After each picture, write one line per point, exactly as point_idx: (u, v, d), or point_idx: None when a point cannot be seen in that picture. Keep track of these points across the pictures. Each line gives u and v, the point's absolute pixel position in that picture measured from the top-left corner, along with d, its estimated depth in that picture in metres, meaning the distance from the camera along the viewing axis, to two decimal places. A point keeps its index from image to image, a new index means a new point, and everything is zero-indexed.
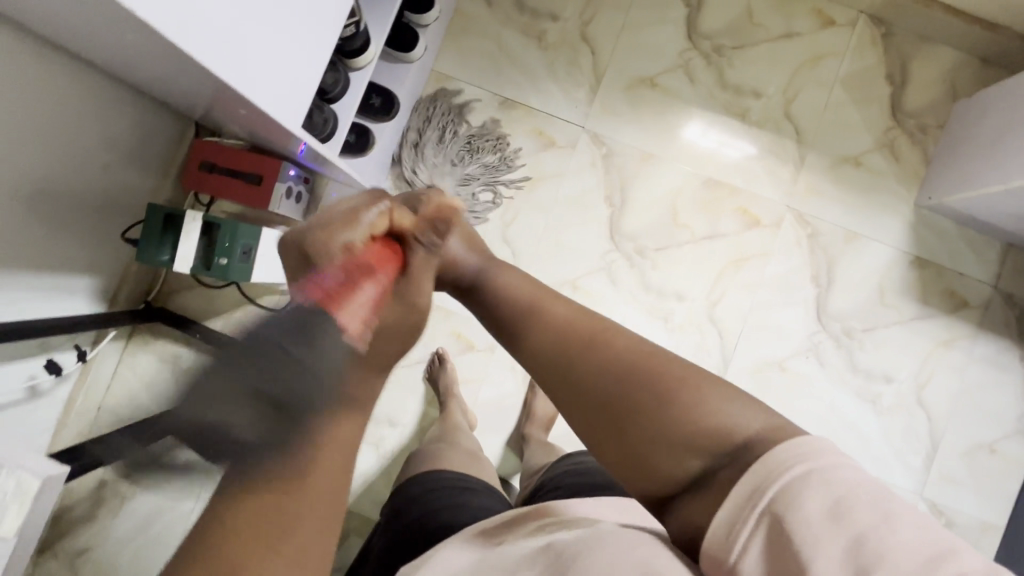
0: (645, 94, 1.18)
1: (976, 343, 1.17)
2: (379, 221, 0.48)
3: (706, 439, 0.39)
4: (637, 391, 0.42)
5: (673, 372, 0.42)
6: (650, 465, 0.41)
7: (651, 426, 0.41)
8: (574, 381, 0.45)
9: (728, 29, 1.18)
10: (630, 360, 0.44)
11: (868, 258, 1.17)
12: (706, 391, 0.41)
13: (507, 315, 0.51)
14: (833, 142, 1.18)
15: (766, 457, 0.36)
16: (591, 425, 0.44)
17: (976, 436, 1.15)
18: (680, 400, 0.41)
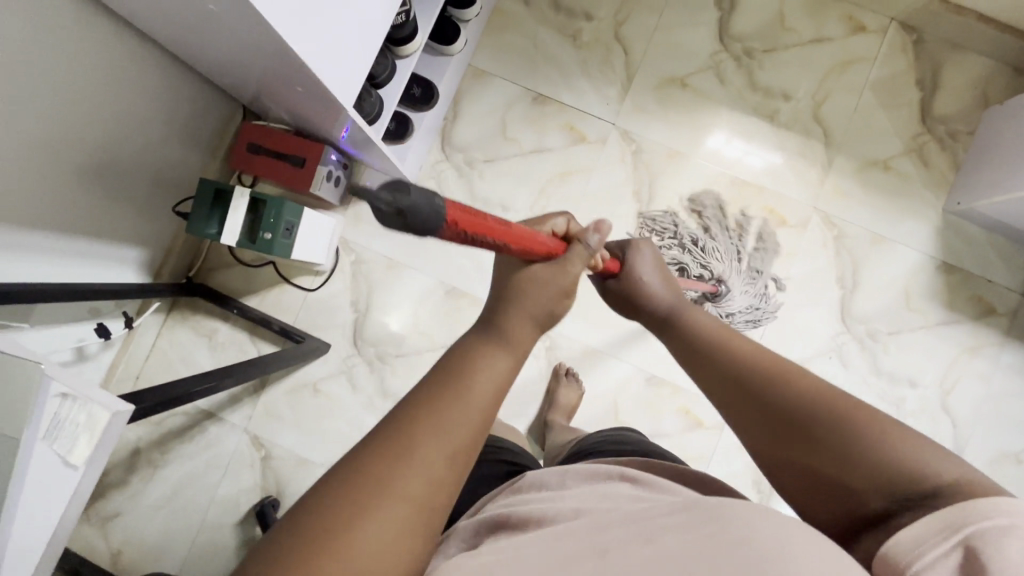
0: (675, 93, 1.21)
1: (1003, 351, 1.16)
2: (561, 225, 0.58)
3: (892, 473, 0.42)
4: (814, 416, 0.48)
5: (846, 405, 0.47)
6: (828, 491, 0.46)
7: (838, 457, 0.45)
8: (756, 402, 0.52)
9: (760, 32, 1.21)
10: (804, 390, 0.50)
11: (896, 261, 1.18)
12: (901, 440, 0.44)
13: (699, 347, 0.60)
14: (861, 146, 1.20)
15: (965, 504, 0.38)
16: (770, 444, 0.50)
17: (1001, 445, 1.14)
18: (868, 438, 0.44)
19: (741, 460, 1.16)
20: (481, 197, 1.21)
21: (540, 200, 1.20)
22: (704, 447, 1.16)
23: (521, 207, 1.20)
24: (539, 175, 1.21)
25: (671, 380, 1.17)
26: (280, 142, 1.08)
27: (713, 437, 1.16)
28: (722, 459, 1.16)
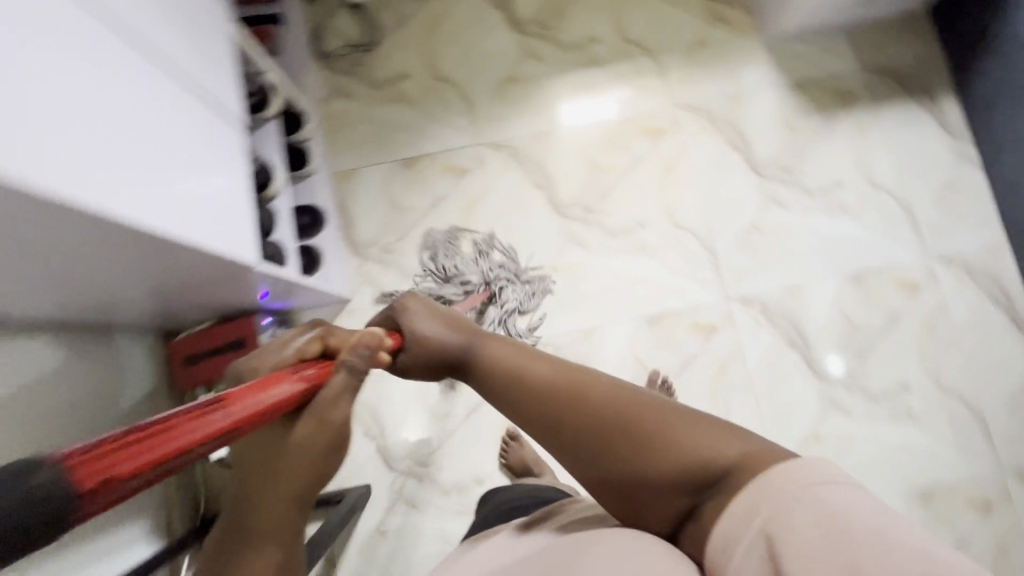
0: (512, 90, 1.31)
1: (883, 117, 1.30)
2: (312, 342, 0.66)
3: (697, 465, 0.46)
4: (614, 419, 0.50)
5: (650, 410, 0.50)
6: (640, 500, 0.49)
7: (636, 465, 0.48)
8: (568, 428, 0.52)
9: (542, 7, 1.34)
10: (629, 400, 0.51)
11: (762, 105, 1.31)
12: (693, 427, 0.48)
13: (489, 382, 0.58)
14: (675, 39, 1.33)
15: (761, 480, 0.43)
16: (583, 462, 0.51)
17: (933, 185, 1.27)
18: (657, 436, 0.48)
19: (765, 332, 1.21)
20: (415, 270, 1.23)
21: (465, 240, 1.25)
22: (730, 343, 1.21)
23: (454, 255, 1.24)
24: (450, 221, 1.26)
25: (667, 309, 1.22)
26: (212, 339, 1.06)
27: (733, 330, 1.21)
28: (750, 342, 1.21)
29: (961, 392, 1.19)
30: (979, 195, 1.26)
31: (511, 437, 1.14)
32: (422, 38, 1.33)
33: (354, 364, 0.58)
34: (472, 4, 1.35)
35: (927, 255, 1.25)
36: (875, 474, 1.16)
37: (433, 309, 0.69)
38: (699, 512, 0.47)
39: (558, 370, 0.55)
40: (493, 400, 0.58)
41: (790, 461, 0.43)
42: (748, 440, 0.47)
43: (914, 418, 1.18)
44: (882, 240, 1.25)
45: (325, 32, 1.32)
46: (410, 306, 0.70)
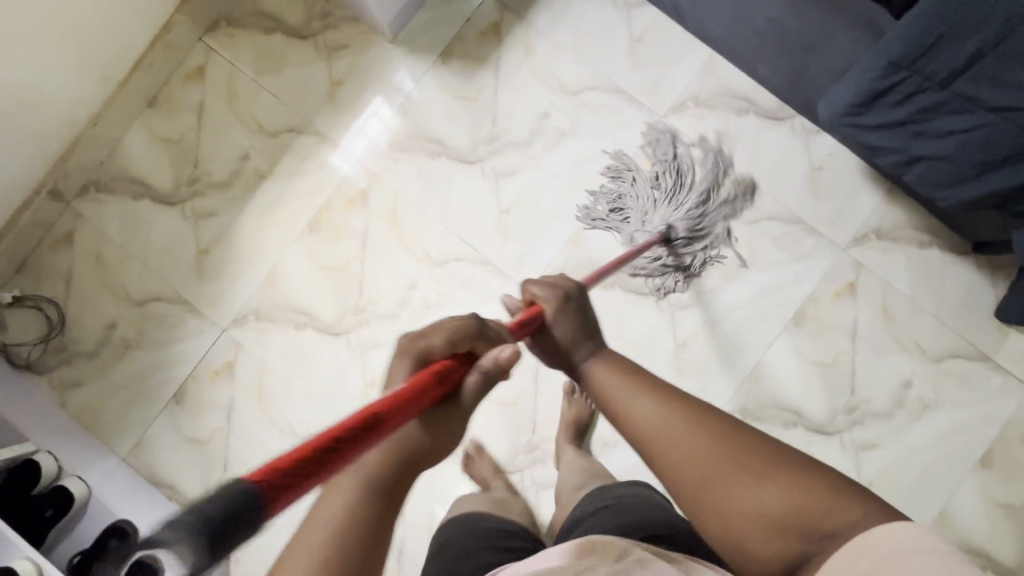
0: (212, 260, 1.20)
1: (535, 24, 1.21)
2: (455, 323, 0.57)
3: (805, 510, 0.47)
4: (728, 441, 0.52)
5: (771, 453, 0.51)
6: (744, 541, 0.48)
7: (745, 500, 0.49)
8: (676, 450, 0.53)
9: (178, 164, 1.21)
10: (753, 435, 0.52)
11: (430, 97, 1.20)
12: (815, 481, 0.48)
13: (614, 410, 0.59)
14: (312, 99, 1.21)
15: (873, 539, 0.43)
16: (689, 478, 0.52)
17: (621, 51, 1.19)
18: (775, 475, 0.49)
19: None
20: None
21: (279, 422, 1.17)
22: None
23: (280, 443, 1.16)
24: (254, 416, 1.17)
25: None
26: None
27: None
28: None
29: (767, 211, 1.16)
30: (662, 31, 1.19)
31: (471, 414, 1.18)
32: (99, 278, 1.21)
33: (491, 369, 0.55)
34: (116, 211, 1.21)
35: (659, 117, 1.19)
36: (750, 335, 1.15)
37: (579, 314, 0.70)
38: (803, 562, 0.46)
39: (677, 399, 0.57)
40: (605, 412, 0.61)
41: (895, 524, 0.44)
42: (861, 505, 0.46)
43: (746, 264, 1.16)
44: (613, 135, 1.19)
45: (8, 344, 1.19)
46: (566, 304, 0.71)
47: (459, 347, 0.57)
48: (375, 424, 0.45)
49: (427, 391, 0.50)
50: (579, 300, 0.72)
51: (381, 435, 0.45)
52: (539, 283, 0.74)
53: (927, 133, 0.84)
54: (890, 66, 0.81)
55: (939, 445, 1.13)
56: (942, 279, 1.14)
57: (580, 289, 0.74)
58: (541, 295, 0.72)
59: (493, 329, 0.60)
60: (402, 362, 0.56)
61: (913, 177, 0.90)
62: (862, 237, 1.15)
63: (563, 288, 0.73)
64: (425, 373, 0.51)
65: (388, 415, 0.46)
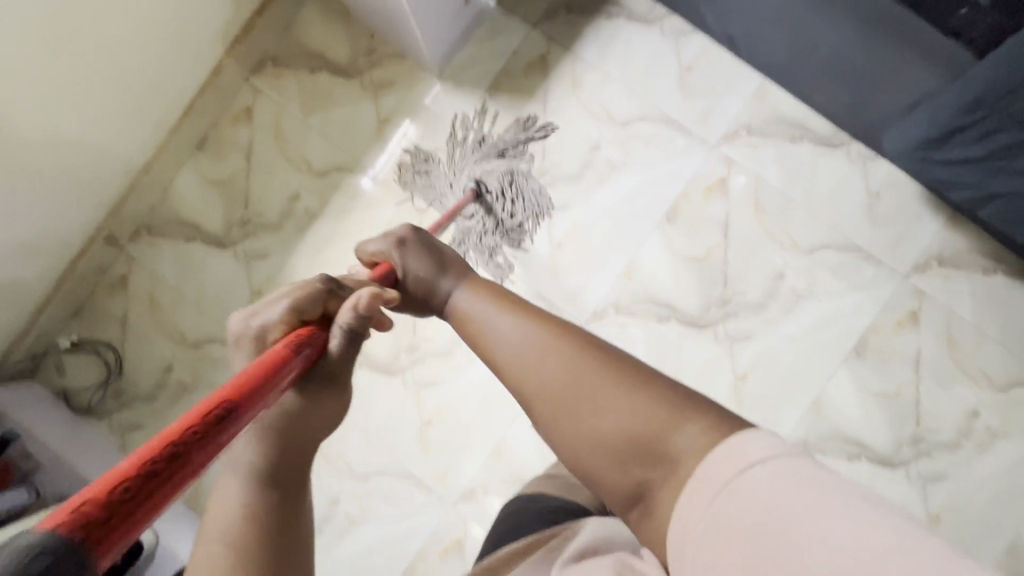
0: (264, 301, 1.20)
1: (582, 55, 1.20)
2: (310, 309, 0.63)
3: (638, 430, 0.53)
4: (573, 368, 0.57)
5: (614, 365, 0.57)
6: (601, 473, 0.54)
7: (593, 419, 0.55)
8: (531, 376, 0.59)
9: (228, 205, 1.22)
10: (596, 361, 0.58)
11: (477, 132, 1.20)
12: (644, 396, 0.54)
13: (479, 349, 0.66)
14: (359, 137, 1.21)
15: (707, 470, 0.47)
16: (546, 405, 0.58)
17: (670, 80, 1.18)
18: (613, 398, 0.55)
19: (634, 327, 1.16)
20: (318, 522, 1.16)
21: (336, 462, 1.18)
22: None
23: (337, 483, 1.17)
24: None
25: None
26: None
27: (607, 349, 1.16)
28: (630, 347, 1.15)
29: (825, 240, 1.14)
30: (712, 59, 1.18)
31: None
32: (154, 321, 1.22)
33: (350, 322, 0.61)
34: (168, 253, 1.22)
35: (711, 146, 1.17)
36: (809, 367, 1.13)
37: (427, 246, 0.78)
38: (643, 482, 0.52)
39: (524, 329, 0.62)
40: (467, 339, 0.68)
41: (736, 440, 0.48)
42: (704, 421, 0.51)
43: (805, 295, 1.14)
44: (664, 166, 1.18)
45: (70, 389, 1.20)
46: (408, 245, 0.78)
47: (314, 311, 0.63)
48: (219, 405, 0.45)
49: (278, 364, 0.53)
50: (416, 240, 0.79)
51: (238, 414, 0.46)
52: (370, 240, 0.82)
53: (1008, 170, 0.82)
54: (971, 103, 0.79)
55: (1008, 476, 1.11)
56: (1007, 305, 1.12)
57: (417, 230, 0.80)
58: (376, 247, 0.80)
59: (345, 290, 0.66)
60: (245, 344, 0.63)
61: (991, 212, 0.88)
62: (922, 264, 1.13)
63: (399, 232, 0.80)
64: (275, 348, 0.55)
65: (232, 392, 0.47)
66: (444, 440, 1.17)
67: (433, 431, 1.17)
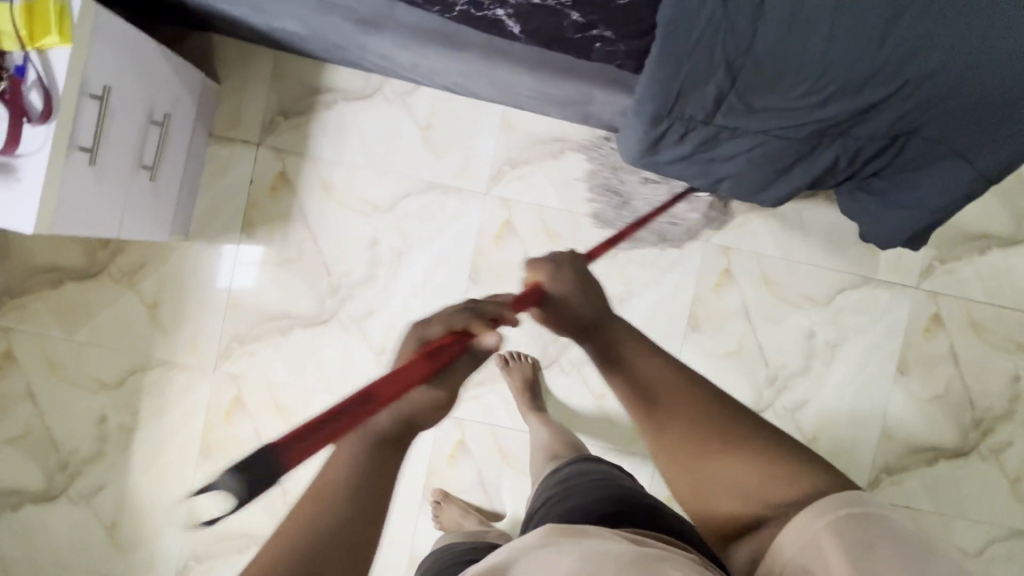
0: (123, 530, 1.14)
1: (322, 154, 1.12)
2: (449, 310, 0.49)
3: (767, 490, 0.49)
4: (719, 410, 0.53)
5: (764, 433, 0.51)
6: (713, 502, 0.52)
7: (728, 462, 0.51)
8: (677, 405, 0.53)
9: (38, 458, 1.12)
10: (744, 421, 0.52)
11: (252, 276, 1.12)
12: (792, 466, 0.49)
13: (609, 361, 0.57)
14: (137, 332, 1.12)
15: (850, 513, 0.45)
16: (679, 428, 0.52)
17: (417, 145, 1.12)
18: (762, 454, 0.50)
19: (487, 394, 1.16)
20: None
21: None
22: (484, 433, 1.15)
23: None
24: None
25: (426, 476, 1.16)
26: None
27: (471, 425, 1.16)
28: (491, 414, 1.16)
29: (623, 239, 1.14)
30: (446, 108, 1.12)
31: (440, 498, 1.13)
32: None
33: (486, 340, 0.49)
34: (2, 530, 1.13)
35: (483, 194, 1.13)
36: None
37: (581, 277, 0.62)
38: (757, 526, 0.49)
39: (657, 375, 0.55)
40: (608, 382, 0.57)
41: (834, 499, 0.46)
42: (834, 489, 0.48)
43: (624, 296, 1.15)
44: (448, 231, 1.13)
45: None
46: (562, 271, 0.62)
47: (454, 324, 0.48)
48: (373, 393, 0.41)
49: (416, 364, 0.44)
50: (572, 269, 0.63)
51: (384, 401, 0.42)
52: (536, 262, 0.63)
53: (718, 158, 0.82)
54: (654, 117, 0.76)
55: (859, 374, 1.19)
56: (804, 227, 1.16)
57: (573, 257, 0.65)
58: (536, 274, 0.62)
59: (490, 307, 0.51)
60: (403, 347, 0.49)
61: (728, 190, 0.88)
62: (717, 222, 1.15)
63: (557, 255, 0.64)
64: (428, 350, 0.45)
65: (384, 389, 0.42)
66: None
67: None
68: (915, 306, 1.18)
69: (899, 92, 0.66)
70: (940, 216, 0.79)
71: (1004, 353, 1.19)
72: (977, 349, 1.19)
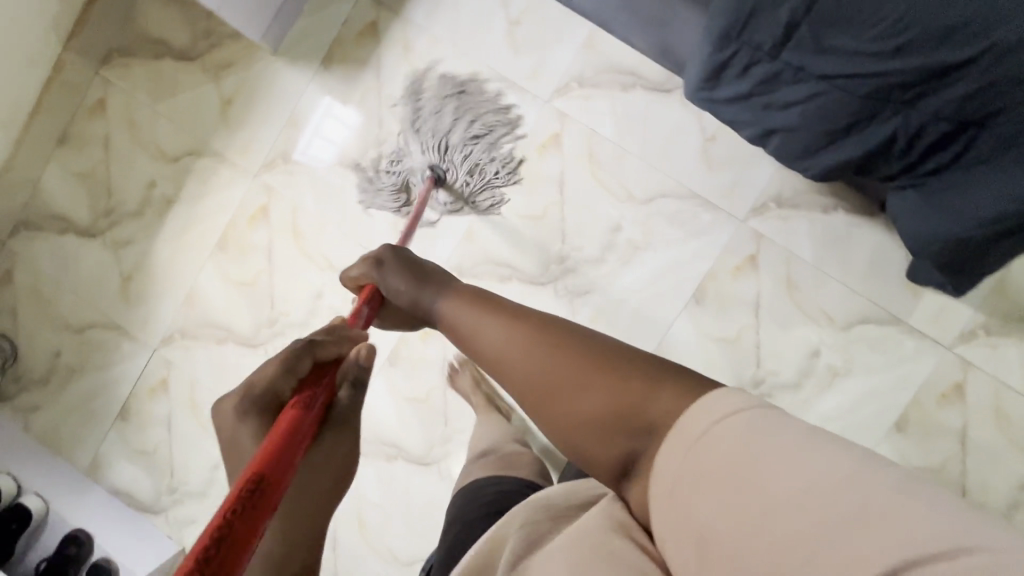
0: (136, 285, 1.28)
1: (414, 19, 1.18)
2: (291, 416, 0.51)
3: (618, 415, 0.47)
4: (548, 356, 0.52)
5: (594, 359, 0.50)
6: (587, 448, 0.49)
7: (575, 405, 0.49)
8: (516, 375, 0.53)
9: (93, 198, 1.28)
10: (587, 349, 0.51)
11: (318, 106, 1.22)
12: (641, 388, 0.47)
13: (466, 341, 0.59)
14: (204, 122, 1.24)
15: (689, 429, 0.43)
16: (531, 393, 0.52)
17: (500, 38, 1.16)
18: (602, 382, 0.49)
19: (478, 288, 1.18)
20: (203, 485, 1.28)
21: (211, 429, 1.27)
22: (456, 358, 1.19)
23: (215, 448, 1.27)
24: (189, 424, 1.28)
25: (396, 341, 1.21)
26: None
27: None
28: None
29: (660, 189, 1.14)
30: (540, 10, 1.15)
31: (458, 363, 1.18)
32: (41, 310, 1.31)
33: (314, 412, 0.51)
34: (45, 247, 1.30)
35: (545, 101, 1.16)
36: (648, 316, 1.15)
37: (410, 265, 0.68)
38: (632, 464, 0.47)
39: (512, 322, 0.56)
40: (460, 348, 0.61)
41: (700, 400, 0.45)
42: (673, 392, 0.46)
43: (641, 246, 1.14)
44: (499, 124, 1.17)
45: None
46: (388, 266, 0.69)
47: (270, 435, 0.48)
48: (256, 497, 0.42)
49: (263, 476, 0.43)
50: (398, 263, 0.69)
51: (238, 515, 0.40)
52: (361, 262, 0.72)
53: (773, 104, 0.79)
54: (721, 37, 0.76)
55: (851, 413, 1.11)
56: (850, 243, 1.10)
57: (399, 249, 0.71)
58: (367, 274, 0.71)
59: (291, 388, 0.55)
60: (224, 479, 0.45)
61: (773, 148, 0.86)
62: (761, 206, 1.11)
63: (381, 254, 0.70)
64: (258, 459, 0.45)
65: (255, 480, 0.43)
66: None
67: None
68: (940, 367, 1.09)
69: (984, 57, 0.63)
70: (984, 230, 0.74)
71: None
72: (991, 436, 1.08)
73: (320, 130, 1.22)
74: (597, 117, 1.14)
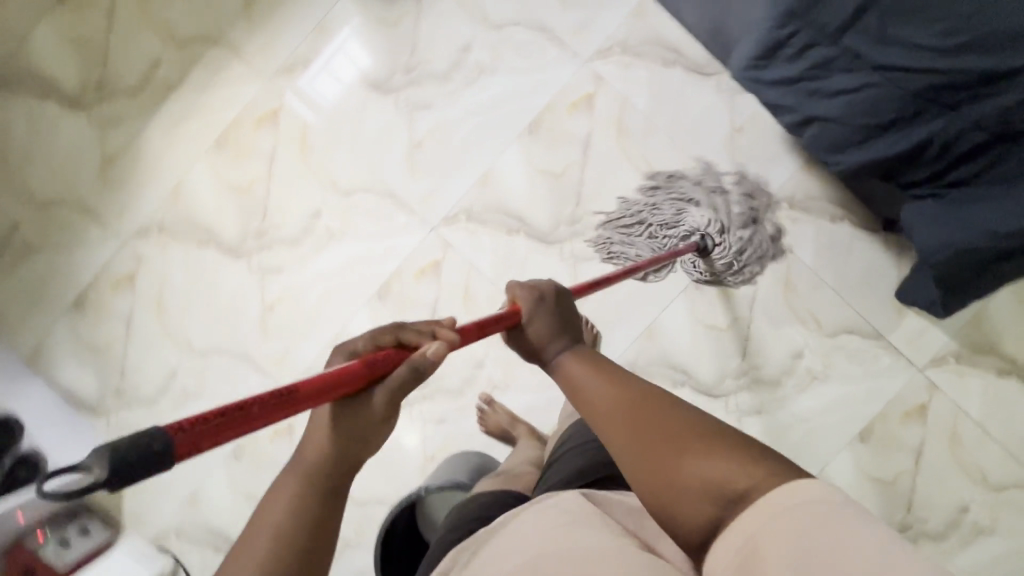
0: (117, 169, 1.19)
1: None
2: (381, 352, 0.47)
3: (722, 481, 0.41)
4: (656, 414, 0.47)
5: (711, 435, 0.44)
6: (676, 507, 0.43)
7: (677, 471, 0.43)
8: (615, 424, 0.48)
9: (85, 67, 1.18)
10: (710, 426, 0.45)
11: (352, 19, 1.16)
12: (754, 465, 0.41)
13: (583, 398, 0.52)
14: (225, 11, 1.17)
15: (788, 495, 0.38)
16: (627, 446, 0.46)
17: None
18: (714, 454, 0.42)
19: (484, 235, 1.15)
20: (156, 391, 1.20)
21: (174, 335, 1.19)
22: (458, 377, 1.17)
23: (175, 355, 1.19)
24: (150, 325, 1.20)
25: (388, 275, 1.15)
26: None
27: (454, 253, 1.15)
28: (477, 254, 1.14)
29: (681, 169, 1.14)
30: None
31: (486, 403, 1.15)
32: (5, 177, 1.20)
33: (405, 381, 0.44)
34: (20, 109, 1.20)
35: (585, 60, 1.14)
36: (646, 292, 1.15)
37: (562, 315, 0.59)
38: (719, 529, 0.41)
39: (630, 384, 0.50)
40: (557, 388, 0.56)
41: (795, 483, 0.39)
42: (780, 471, 0.41)
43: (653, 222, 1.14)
44: (534, 73, 1.15)
45: None
46: (542, 305, 0.60)
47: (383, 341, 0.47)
48: (291, 392, 0.39)
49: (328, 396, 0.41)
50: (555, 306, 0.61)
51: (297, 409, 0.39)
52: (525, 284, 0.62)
53: (820, 92, 0.80)
54: (784, 15, 0.77)
55: (821, 417, 1.14)
56: (850, 255, 1.13)
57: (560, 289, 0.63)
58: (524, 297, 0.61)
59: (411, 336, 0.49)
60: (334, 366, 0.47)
61: (809, 138, 0.87)
62: (773, 204, 1.13)
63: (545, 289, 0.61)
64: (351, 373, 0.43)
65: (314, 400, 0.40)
66: (285, 327, 1.17)
67: (273, 317, 1.18)
68: (909, 387, 1.14)
69: None
70: (995, 245, 0.77)
71: (970, 480, 1.13)
72: (943, 458, 1.14)
73: (332, 63, 1.17)
74: (633, 86, 1.14)
